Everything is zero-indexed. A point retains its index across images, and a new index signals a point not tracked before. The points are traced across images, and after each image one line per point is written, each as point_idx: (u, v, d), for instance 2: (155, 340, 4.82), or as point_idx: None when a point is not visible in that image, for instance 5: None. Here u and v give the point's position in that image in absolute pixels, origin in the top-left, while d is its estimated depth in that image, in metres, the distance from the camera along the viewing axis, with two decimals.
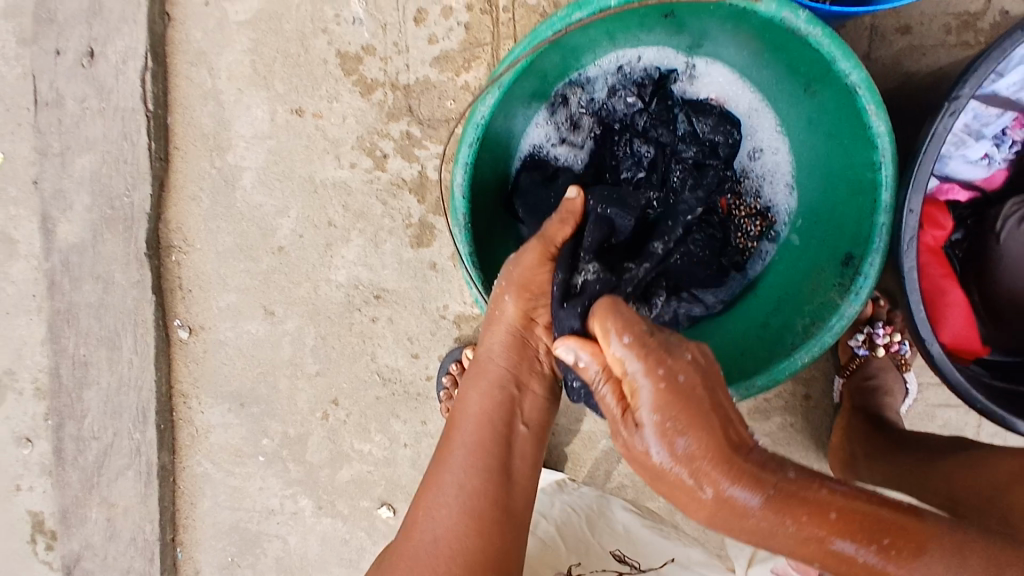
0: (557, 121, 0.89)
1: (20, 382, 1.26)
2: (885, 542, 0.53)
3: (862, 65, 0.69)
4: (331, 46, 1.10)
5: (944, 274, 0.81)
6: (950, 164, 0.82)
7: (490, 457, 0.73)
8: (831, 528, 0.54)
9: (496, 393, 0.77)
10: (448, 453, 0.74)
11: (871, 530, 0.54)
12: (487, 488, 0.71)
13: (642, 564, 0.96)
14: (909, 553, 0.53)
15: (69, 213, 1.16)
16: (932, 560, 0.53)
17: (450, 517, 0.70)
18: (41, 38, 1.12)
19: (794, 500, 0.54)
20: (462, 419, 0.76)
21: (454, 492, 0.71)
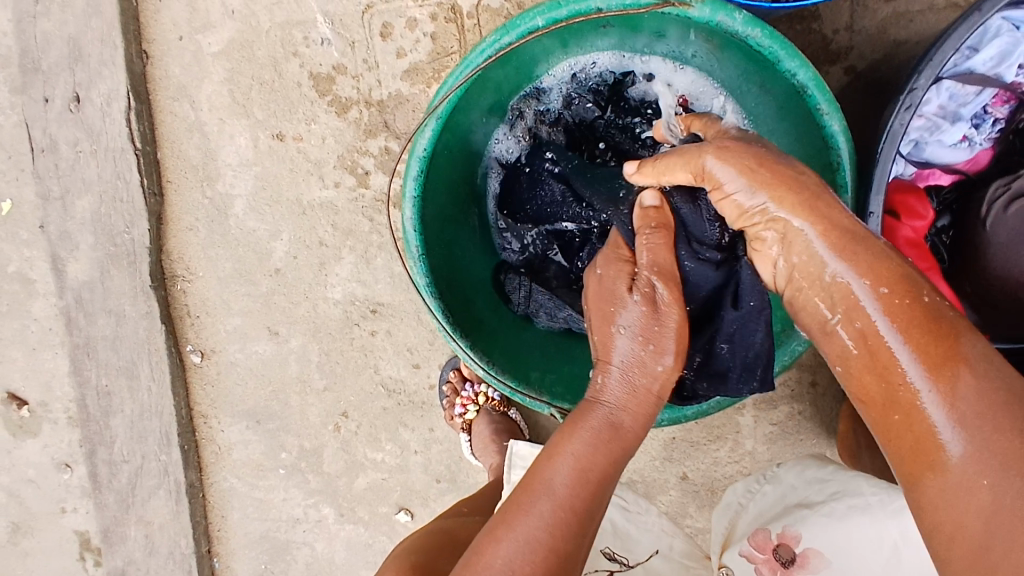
0: (517, 137, 0.88)
1: (54, 412, 1.31)
2: (938, 338, 0.51)
3: (806, 62, 0.67)
4: (304, 69, 1.11)
5: (929, 267, 0.77)
6: (927, 148, 0.80)
7: (582, 513, 0.61)
8: (912, 317, 0.52)
9: (609, 448, 0.64)
10: (537, 501, 0.60)
11: (939, 342, 0.51)
12: (569, 550, 0.59)
13: (630, 558, 0.87)
14: (950, 356, 0.50)
15: (77, 253, 1.22)
16: (972, 387, 0.49)
17: (526, 562, 0.57)
18: (30, 87, 1.17)
19: (893, 279, 0.53)
20: (561, 460, 0.63)
21: (534, 537, 0.58)
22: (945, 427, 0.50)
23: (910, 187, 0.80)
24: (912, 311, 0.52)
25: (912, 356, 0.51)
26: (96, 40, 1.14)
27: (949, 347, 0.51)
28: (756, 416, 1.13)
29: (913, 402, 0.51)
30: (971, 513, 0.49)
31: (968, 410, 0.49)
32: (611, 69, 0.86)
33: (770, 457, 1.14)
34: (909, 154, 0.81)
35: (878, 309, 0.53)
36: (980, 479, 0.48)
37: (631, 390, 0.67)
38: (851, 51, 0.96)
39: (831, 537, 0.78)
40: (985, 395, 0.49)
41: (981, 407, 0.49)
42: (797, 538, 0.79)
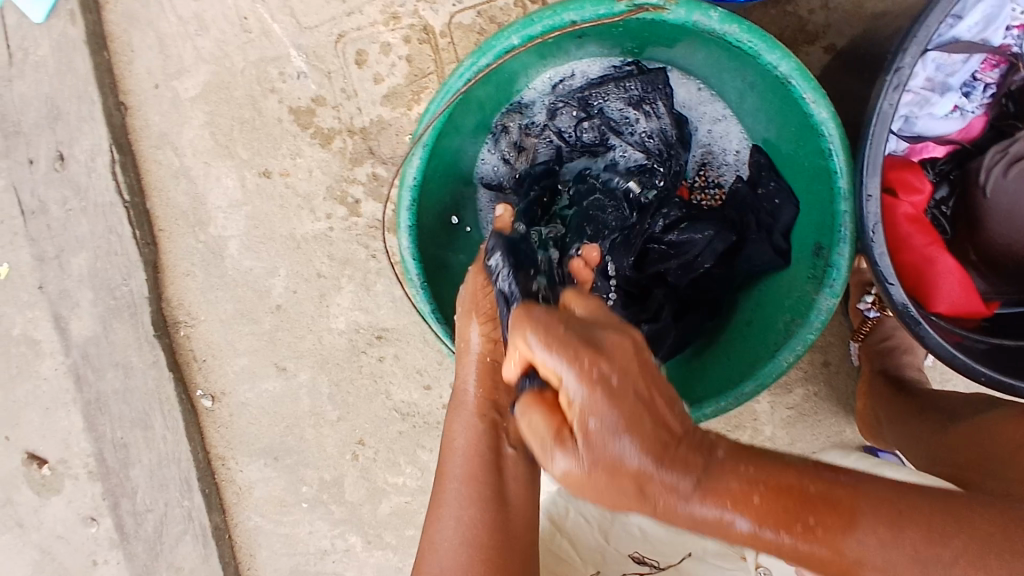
0: (505, 151, 0.87)
1: (74, 468, 1.31)
2: (820, 507, 0.55)
3: (789, 53, 0.66)
4: (283, 104, 1.10)
5: (932, 241, 0.76)
6: (919, 122, 0.79)
7: (488, 484, 0.70)
8: (781, 513, 0.54)
9: (477, 424, 0.73)
10: (444, 489, 0.71)
11: (823, 511, 0.54)
12: (490, 523, 0.68)
13: (662, 561, 0.96)
14: (821, 509, 0.54)
15: (78, 310, 1.21)
16: (870, 526, 0.53)
17: (455, 549, 0.66)
18: (13, 150, 1.17)
19: (757, 481, 0.56)
20: (451, 450, 0.73)
21: (454, 527, 0.68)
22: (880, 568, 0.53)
23: (905, 162, 0.79)
24: (762, 504, 0.55)
25: (807, 539, 0.54)
26: (74, 97, 1.13)
27: (797, 513, 0.54)
28: (772, 402, 1.11)
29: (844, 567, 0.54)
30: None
31: (876, 556, 0.53)
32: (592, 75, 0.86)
33: (791, 441, 1.12)
34: (900, 130, 0.80)
35: (774, 528, 0.54)
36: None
37: (480, 379, 0.74)
38: (829, 29, 0.95)
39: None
40: (883, 541, 0.53)
41: (886, 539, 0.53)
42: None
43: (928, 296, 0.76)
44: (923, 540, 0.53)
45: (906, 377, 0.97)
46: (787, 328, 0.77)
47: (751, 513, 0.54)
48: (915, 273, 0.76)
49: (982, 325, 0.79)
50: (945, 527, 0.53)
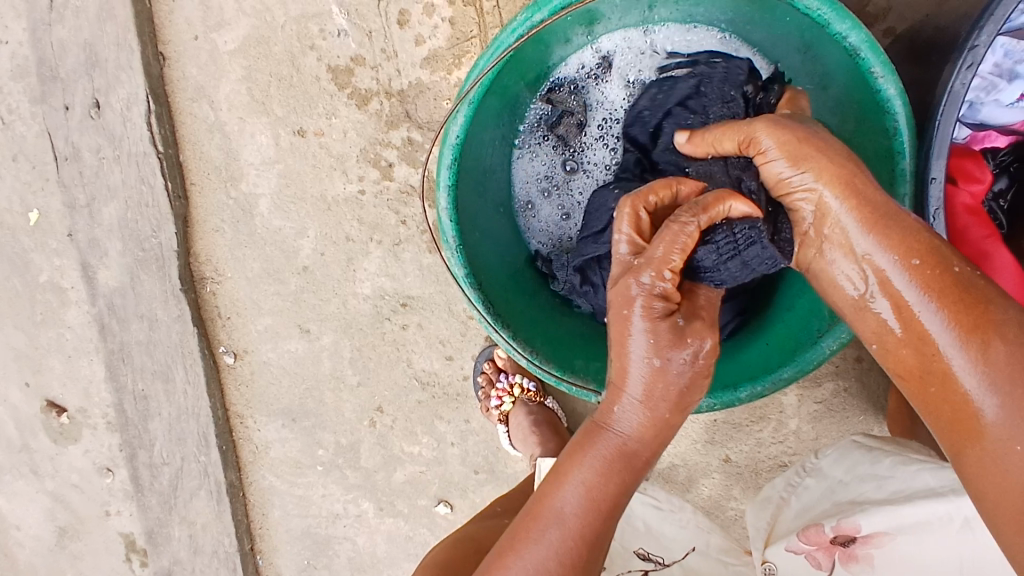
0: (540, 151, 0.87)
1: (93, 418, 1.32)
2: (968, 299, 0.56)
3: (859, 24, 0.62)
4: (322, 62, 1.09)
5: (989, 235, 0.73)
6: (983, 110, 0.76)
7: (603, 540, 0.64)
8: (943, 286, 0.57)
9: (616, 475, 0.64)
10: (545, 521, 0.64)
11: (960, 304, 0.56)
12: (590, 567, 0.63)
13: (667, 557, 0.88)
14: (975, 304, 0.55)
15: (106, 259, 1.21)
16: (986, 334, 0.54)
17: None
18: (50, 95, 1.17)
19: (918, 247, 0.59)
20: (570, 484, 0.65)
21: (549, 571, 0.62)
22: (970, 378, 0.54)
23: (964, 150, 0.76)
24: (947, 281, 0.57)
25: (933, 308, 0.57)
26: (112, 45, 1.13)
27: (978, 310, 0.55)
28: (800, 394, 1.09)
29: (942, 362, 0.56)
30: (1003, 455, 0.53)
31: (972, 366, 0.54)
32: (627, 48, 0.83)
33: (816, 436, 1.10)
34: (962, 117, 0.77)
35: (910, 289, 0.58)
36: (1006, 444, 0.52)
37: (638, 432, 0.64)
38: (889, 13, 0.91)
39: (889, 517, 0.73)
40: (992, 349, 0.54)
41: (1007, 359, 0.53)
42: (855, 528, 0.74)
43: None
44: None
45: None
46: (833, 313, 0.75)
47: (910, 272, 0.58)
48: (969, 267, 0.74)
49: None
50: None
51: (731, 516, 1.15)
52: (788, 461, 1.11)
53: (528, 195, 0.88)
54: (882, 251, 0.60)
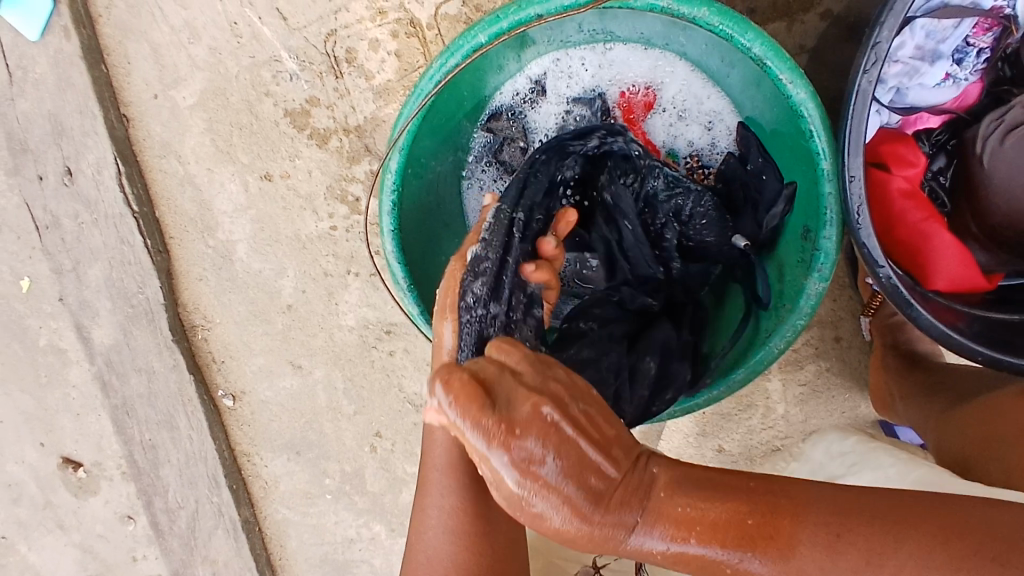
0: (488, 178, 0.91)
1: (109, 470, 1.35)
2: (761, 532, 0.47)
3: (761, 34, 0.69)
4: (278, 107, 1.12)
5: (928, 217, 0.78)
6: (910, 93, 0.82)
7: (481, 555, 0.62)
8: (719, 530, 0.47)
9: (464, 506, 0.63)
10: (418, 571, 0.62)
11: (765, 531, 0.47)
12: None
13: None
14: (770, 540, 0.46)
15: (98, 318, 1.25)
16: (809, 546, 0.46)
17: None
18: (23, 168, 1.20)
19: (705, 527, 0.47)
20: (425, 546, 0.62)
21: (438, 514, 0.63)
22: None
23: (897, 135, 0.82)
24: (728, 536, 0.47)
25: (743, 560, 0.46)
26: (75, 112, 1.16)
27: (779, 532, 0.46)
28: (783, 379, 1.10)
29: None
30: None
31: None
32: (557, 70, 0.89)
33: (805, 418, 1.10)
34: (892, 102, 0.82)
35: (727, 552, 0.46)
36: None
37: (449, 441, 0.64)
38: None
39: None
40: (832, 569, 0.45)
41: (837, 568, 0.46)
42: None
43: (927, 273, 0.78)
44: (880, 559, 0.45)
45: (918, 351, 0.96)
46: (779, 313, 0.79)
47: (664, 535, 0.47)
48: (913, 249, 0.79)
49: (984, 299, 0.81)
50: (931, 544, 0.45)
51: None
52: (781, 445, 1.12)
53: None
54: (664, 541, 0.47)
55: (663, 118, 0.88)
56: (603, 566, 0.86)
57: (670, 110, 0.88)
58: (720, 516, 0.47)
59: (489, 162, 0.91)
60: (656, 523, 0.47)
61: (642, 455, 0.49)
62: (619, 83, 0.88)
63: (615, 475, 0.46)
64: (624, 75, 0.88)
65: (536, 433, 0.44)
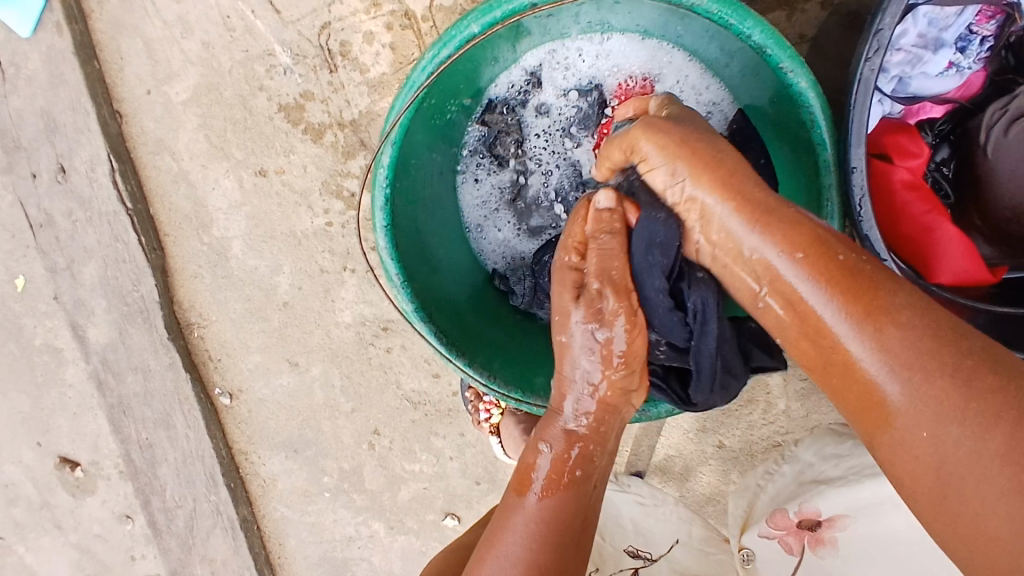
0: (482, 172, 0.91)
1: (106, 469, 1.34)
2: (862, 287, 0.56)
3: (761, 21, 0.67)
4: (272, 102, 1.11)
5: (932, 209, 0.76)
6: (913, 82, 0.81)
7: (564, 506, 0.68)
8: (833, 269, 0.57)
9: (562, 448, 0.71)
10: (510, 524, 0.67)
11: (864, 289, 0.56)
12: (559, 542, 0.65)
13: (654, 552, 0.92)
14: (870, 295, 0.55)
15: (93, 317, 1.24)
16: (894, 335, 0.53)
17: (515, 574, 0.63)
18: (17, 165, 1.19)
19: (805, 236, 0.59)
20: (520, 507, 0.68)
21: (520, 532, 0.66)
22: (881, 372, 0.54)
23: (900, 125, 0.81)
24: (836, 266, 0.57)
25: (831, 304, 0.57)
26: (68, 109, 1.15)
27: (871, 293, 0.55)
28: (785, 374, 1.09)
29: (842, 351, 0.56)
30: (924, 454, 0.52)
31: (878, 369, 0.54)
32: (553, 61, 0.87)
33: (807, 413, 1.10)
34: (894, 91, 0.81)
35: (803, 281, 0.58)
36: (912, 449, 0.53)
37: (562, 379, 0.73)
38: None
39: (844, 500, 0.84)
40: (888, 351, 0.53)
41: (901, 347, 0.53)
42: (816, 510, 0.85)
43: (930, 266, 0.77)
44: (942, 361, 0.52)
45: None
46: None
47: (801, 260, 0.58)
48: (915, 241, 0.77)
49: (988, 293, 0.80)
50: (985, 379, 0.50)
51: None
52: (783, 441, 1.11)
53: (477, 218, 0.92)
54: (774, 252, 0.60)
55: None
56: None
57: None
58: (820, 237, 0.59)
59: (482, 156, 0.91)
60: (784, 245, 0.59)
61: (761, 197, 0.63)
62: (614, 75, 0.87)
63: (724, 169, 0.64)
64: (621, 67, 0.87)
65: (704, 183, 0.64)
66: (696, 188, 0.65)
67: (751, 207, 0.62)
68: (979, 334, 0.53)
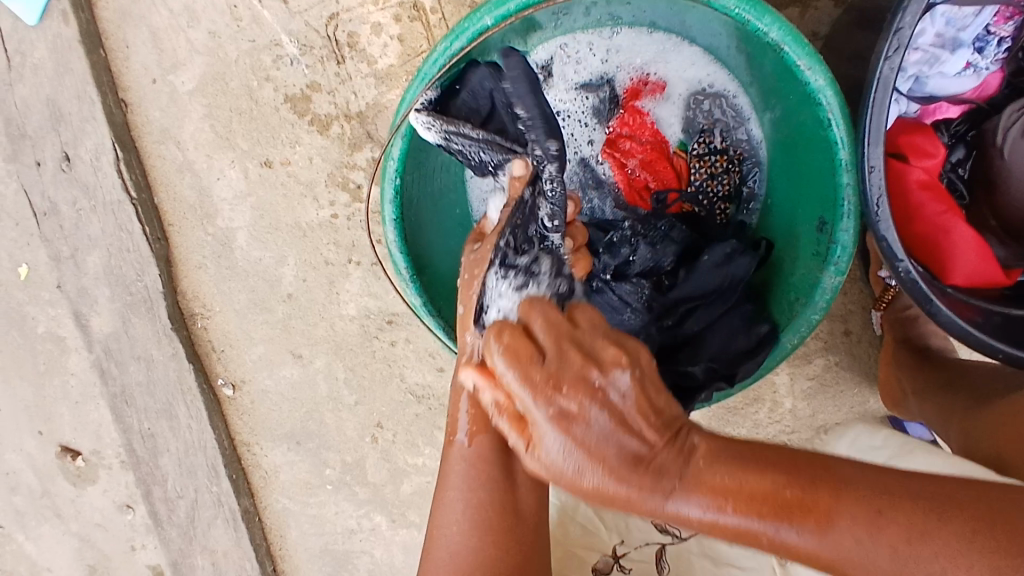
0: None
1: (107, 459, 1.34)
2: (803, 502, 0.50)
3: (779, 17, 0.66)
4: (278, 92, 1.10)
5: (947, 209, 0.76)
6: (929, 82, 0.80)
7: (495, 465, 0.69)
8: (759, 498, 0.50)
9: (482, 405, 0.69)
10: (452, 467, 0.70)
11: (806, 506, 0.50)
12: (497, 506, 0.67)
13: (684, 529, 0.89)
14: (818, 510, 0.49)
15: (97, 306, 1.24)
16: (850, 527, 0.49)
17: (462, 536, 0.67)
18: (21, 153, 1.18)
19: (745, 496, 0.51)
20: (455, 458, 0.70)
21: (462, 509, 0.67)
22: (853, 567, 0.49)
23: (916, 125, 0.81)
24: (785, 505, 0.50)
25: (791, 530, 0.50)
26: (74, 97, 1.14)
27: (821, 502, 0.50)
28: (791, 373, 1.08)
29: (826, 563, 0.50)
30: None
31: (861, 565, 0.49)
32: (565, 55, 0.86)
33: (812, 412, 1.09)
34: (911, 91, 0.81)
35: (787, 533, 0.50)
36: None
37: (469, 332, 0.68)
38: None
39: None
40: (870, 540, 0.48)
41: (872, 536, 0.48)
42: None
43: (944, 267, 0.77)
44: (919, 533, 0.48)
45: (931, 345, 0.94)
46: (790, 307, 0.80)
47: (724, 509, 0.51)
48: (930, 242, 0.77)
49: (1001, 294, 0.79)
50: (965, 531, 0.47)
51: None
52: (788, 440, 1.11)
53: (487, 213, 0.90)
54: (704, 509, 0.52)
55: (671, 107, 0.88)
56: (625, 556, 0.87)
57: (678, 98, 0.88)
58: (753, 486, 0.51)
59: None
60: (722, 504, 0.51)
61: (672, 445, 0.54)
62: (627, 70, 0.87)
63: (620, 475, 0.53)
64: (634, 62, 0.87)
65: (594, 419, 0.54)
66: (588, 478, 0.53)
67: (637, 463, 0.53)
68: (928, 491, 0.50)
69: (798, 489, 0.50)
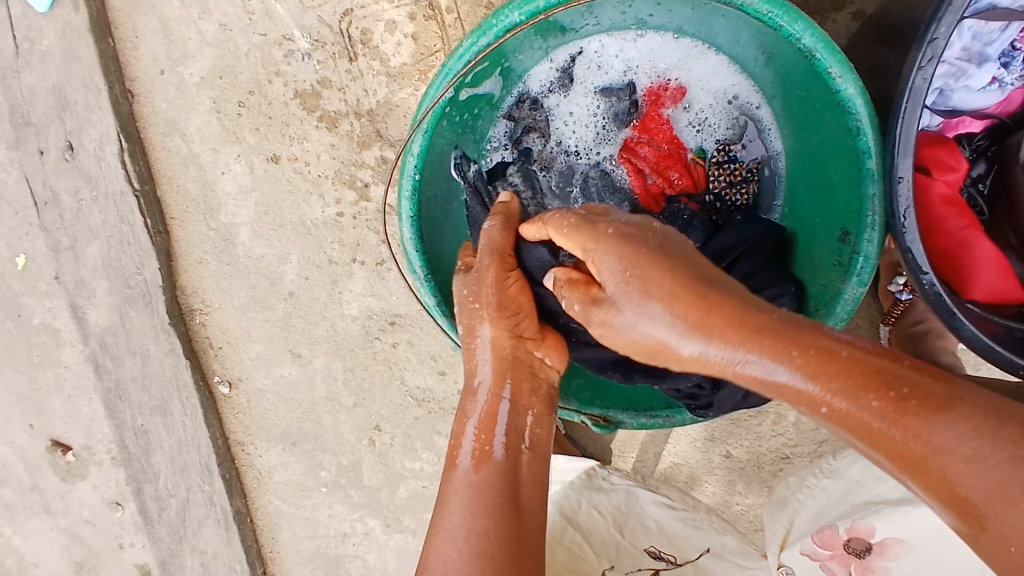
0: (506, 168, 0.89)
1: (98, 455, 1.32)
2: (907, 399, 0.52)
3: (811, 24, 0.66)
4: (288, 87, 1.09)
5: (969, 224, 0.76)
6: (955, 95, 0.80)
7: (503, 490, 0.70)
8: (856, 377, 0.53)
9: (491, 424, 0.74)
10: (454, 494, 0.71)
11: (904, 405, 0.51)
12: (497, 523, 0.67)
13: (679, 556, 0.92)
14: (917, 407, 0.51)
15: (94, 299, 1.22)
16: (949, 430, 0.50)
17: (460, 555, 0.65)
18: (23, 141, 1.16)
19: (837, 365, 0.54)
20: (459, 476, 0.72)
21: (464, 533, 0.66)
22: (952, 471, 0.49)
23: (938, 138, 0.80)
24: (883, 403, 0.52)
25: (889, 421, 0.51)
26: (80, 86, 1.12)
27: (921, 405, 0.51)
28: None
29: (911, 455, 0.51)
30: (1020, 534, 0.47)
31: (964, 475, 0.49)
32: (587, 58, 0.86)
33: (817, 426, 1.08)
34: (935, 104, 0.81)
35: (870, 414, 0.52)
36: (1008, 544, 0.48)
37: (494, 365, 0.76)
38: None
39: (900, 523, 0.79)
40: (974, 457, 0.49)
41: (972, 454, 0.49)
42: (869, 530, 0.80)
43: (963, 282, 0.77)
44: None
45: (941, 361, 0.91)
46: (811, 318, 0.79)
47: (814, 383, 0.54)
48: (950, 257, 0.77)
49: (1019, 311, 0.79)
50: None
51: (737, 512, 1.14)
52: (790, 453, 1.09)
53: None
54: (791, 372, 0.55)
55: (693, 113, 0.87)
56: None
57: (699, 104, 0.87)
58: (852, 361, 0.54)
59: (506, 151, 0.89)
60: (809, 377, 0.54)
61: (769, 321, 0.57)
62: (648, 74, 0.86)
63: (729, 309, 0.56)
64: (655, 66, 0.86)
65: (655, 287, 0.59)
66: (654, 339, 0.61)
67: (748, 335, 0.56)
68: None
69: (906, 391, 0.52)
